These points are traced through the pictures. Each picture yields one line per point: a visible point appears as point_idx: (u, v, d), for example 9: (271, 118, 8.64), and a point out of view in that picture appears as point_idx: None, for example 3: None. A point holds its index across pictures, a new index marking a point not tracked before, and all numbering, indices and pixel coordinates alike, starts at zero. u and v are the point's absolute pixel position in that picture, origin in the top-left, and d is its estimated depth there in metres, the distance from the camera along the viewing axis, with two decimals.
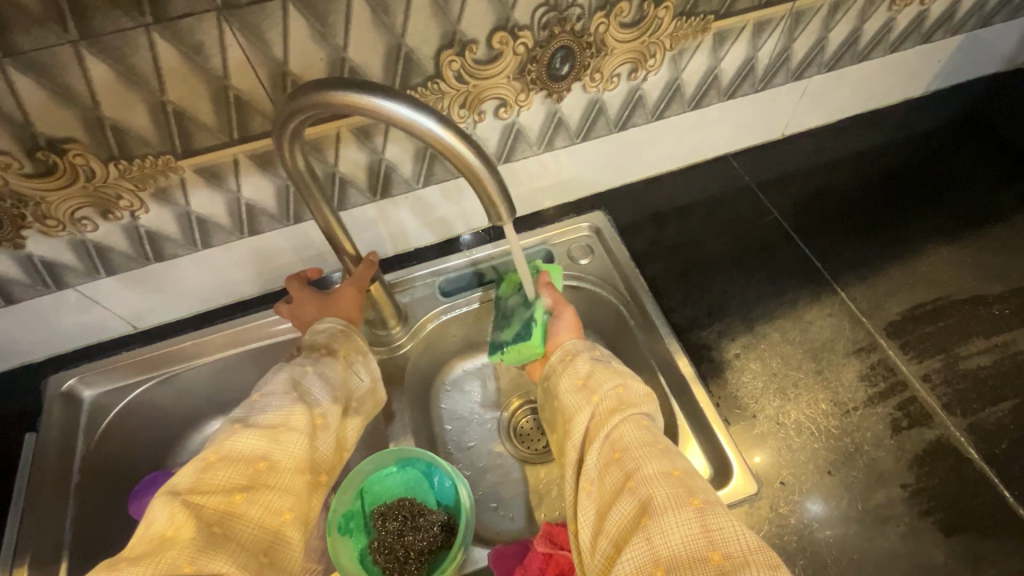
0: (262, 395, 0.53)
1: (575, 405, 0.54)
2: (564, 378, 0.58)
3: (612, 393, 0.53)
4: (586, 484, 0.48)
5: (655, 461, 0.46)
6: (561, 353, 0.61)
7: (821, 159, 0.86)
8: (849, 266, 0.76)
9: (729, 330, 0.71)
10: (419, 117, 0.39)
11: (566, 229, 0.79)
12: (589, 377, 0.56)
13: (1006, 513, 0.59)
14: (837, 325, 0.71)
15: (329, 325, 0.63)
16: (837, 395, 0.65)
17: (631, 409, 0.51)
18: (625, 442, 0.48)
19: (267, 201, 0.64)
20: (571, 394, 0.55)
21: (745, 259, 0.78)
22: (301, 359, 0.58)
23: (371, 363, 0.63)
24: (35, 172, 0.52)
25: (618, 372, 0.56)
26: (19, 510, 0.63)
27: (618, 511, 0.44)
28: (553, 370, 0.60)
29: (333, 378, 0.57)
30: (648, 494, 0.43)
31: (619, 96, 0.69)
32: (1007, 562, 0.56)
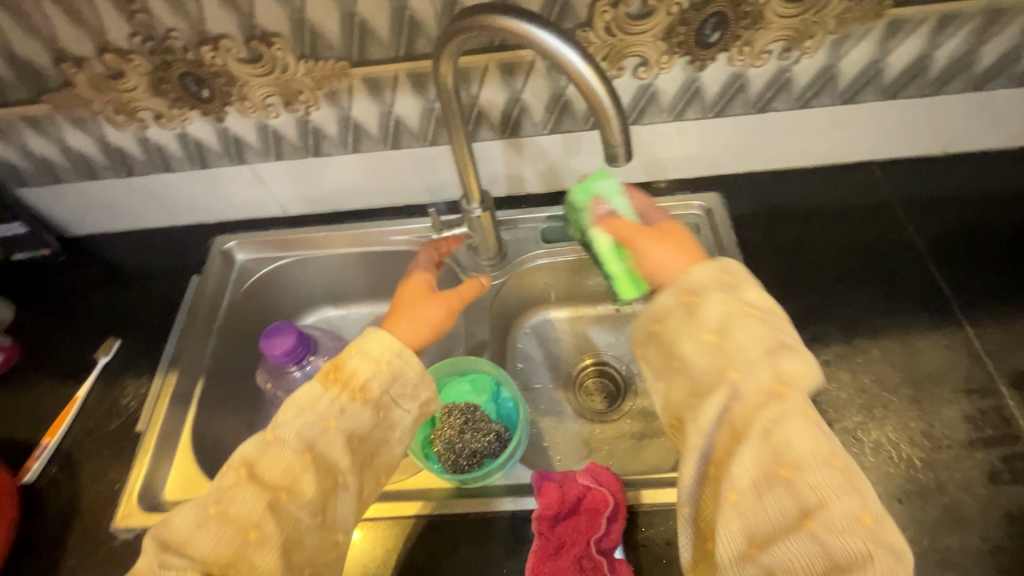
0: (276, 436, 0.46)
1: (707, 370, 0.45)
2: (686, 329, 0.47)
3: (768, 367, 0.43)
4: (732, 493, 0.41)
5: (841, 500, 0.39)
6: (679, 294, 0.49)
7: (984, 186, 0.77)
8: (985, 303, 0.68)
9: (824, 335, 0.68)
10: (579, 69, 0.42)
11: (677, 204, 0.79)
12: (723, 333, 0.45)
13: None
14: (952, 360, 0.65)
15: (383, 348, 0.50)
16: (930, 429, 0.61)
17: (795, 398, 0.43)
18: (797, 457, 0.41)
19: (412, 119, 0.71)
20: (702, 355, 0.46)
21: (863, 272, 0.73)
22: (326, 401, 0.47)
23: (422, 399, 0.51)
24: (247, 58, 0.63)
25: (761, 325, 0.45)
26: (179, 330, 0.78)
27: (789, 548, 0.39)
28: (664, 309, 0.49)
29: (357, 429, 0.47)
30: (836, 547, 0.38)
31: (765, 74, 0.67)
32: None
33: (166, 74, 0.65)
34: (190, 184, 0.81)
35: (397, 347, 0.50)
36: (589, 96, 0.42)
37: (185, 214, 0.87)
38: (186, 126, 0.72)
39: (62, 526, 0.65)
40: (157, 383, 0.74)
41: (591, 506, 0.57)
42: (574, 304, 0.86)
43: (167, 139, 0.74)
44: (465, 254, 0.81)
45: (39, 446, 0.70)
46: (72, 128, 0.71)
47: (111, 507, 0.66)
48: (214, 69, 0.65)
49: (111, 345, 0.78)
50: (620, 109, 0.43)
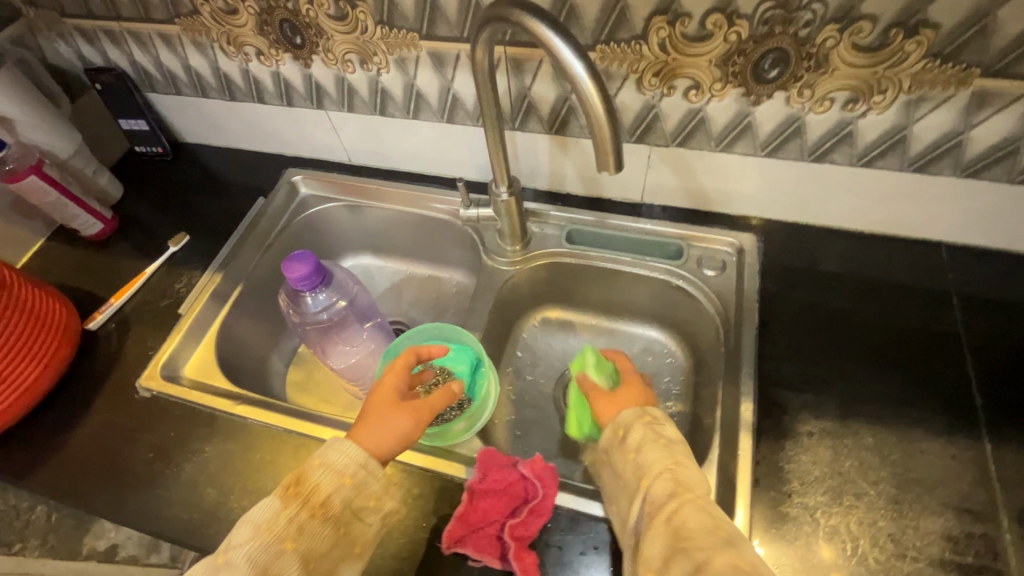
0: (227, 561, 0.48)
1: (631, 481, 0.53)
2: (617, 452, 0.56)
3: (664, 473, 0.51)
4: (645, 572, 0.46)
5: (721, 553, 0.43)
6: (614, 429, 0.58)
7: None
8: (1018, 425, 0.60)
9: (817, 406, 0.64)
10: (580, 76, 0.43)
11: (709, 237, 0.78)
12: (638, 451, 0.54)
13: None
14: (954, 472, 0.58)
15: (347, 462, 0.54)
16: (900, 534, 0.55)
17: (690, 493, 0.49)
18: (687, 528, 0.46)
19: (468, 99, 0.76)
20: (626, 472, 0.54)
21: (887, 355, 0.67)
22: (285, 523, 0.50)
23: (383, 509, 0.56)
24: (336, 16, 0.71)
25: (667, 447, 0.54)
26: (235, 240, 0.90)
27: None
28: (606, 443, 0.58)
29: (314, 549, 0.51)
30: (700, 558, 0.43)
31: (825, 123, 0.64)
32: None
33: (270, 18, 0.75)
34: (276, 119, 0.92)
35: (362, 460, 0.54)
36: (585, 103, 0.44)
37: (270, 144, 0.99)
38: (280, 66, 0.82)
39: (104, 371, 0.78)
40: (204, 279, 0.85)
41: (519, 494, 0.60)
42: (585, 311, 0.88)
43: (264, 75, 0.84)
44: (492, 236, 0.85)
45: (106, 304, 0.84)
46: (194, 51, 0.84)
47: (141, 367, 0.78)
48: (308, 21, 0.73)
49: (181, 238, 0.91)
50: (614, 122, 0.45)
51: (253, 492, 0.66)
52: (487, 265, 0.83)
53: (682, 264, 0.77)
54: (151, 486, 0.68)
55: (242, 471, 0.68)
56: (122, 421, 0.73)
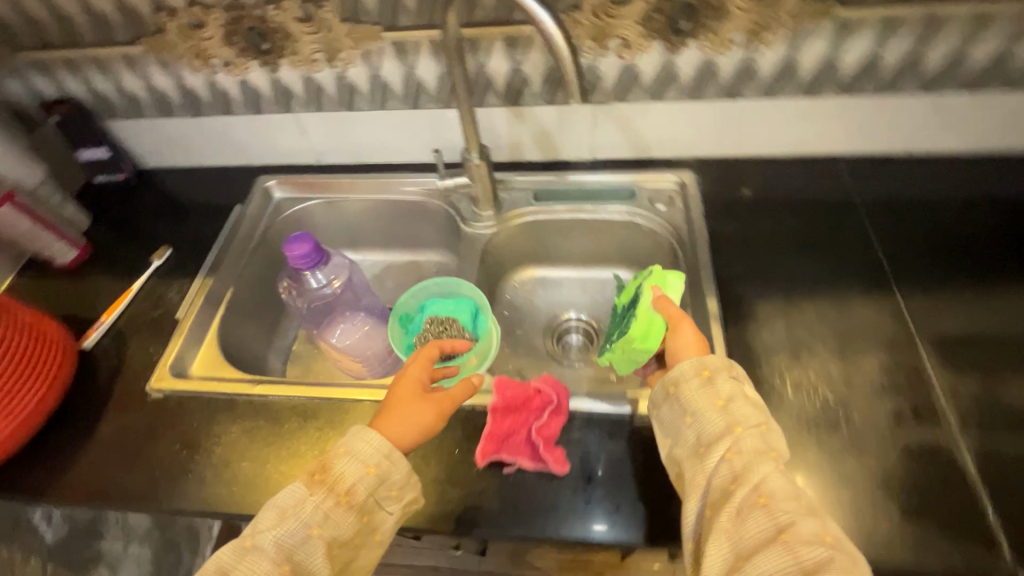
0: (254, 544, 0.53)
1: (713, 426, 0.54)
2: (699, 394, 0.56)
3: (755, 432, 0.53)
4: (726, 522, 0.49)
5: (807, 520, 0.48)
6: (696, 369, 0.57)
7: (937, 184, 0.85)
8: (918, 279, 0.76)
9: (767, 293, 0.77)
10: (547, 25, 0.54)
11: (654, 177, 0.90)
12: (729, 401, 0.55)
13: (979, 523, 0.57)
14: (878, 320, 0.72)
15: (370, 453, 0.57)
16: (847, 373, 0.68)
17: (778, 457, 0.52)
18: (771, 488, 0.50)
19: (430, 82, 0.85)
20: (711, 413, 0.55)
21: (813, 246, 0.81)
22: (310, 510, 0.54)
23: (405, 499, 0.59)
24: (302, 18, 0.79)
25: (756, 407, 0.55)
26: (220, 245, 0.93)
27: (751, 528, 0.48)
28: (682, 375, 0.58)
29: (337, 537, 0.54)
30: (806, 557, 0.46)
31: (732, 63, 0.78)
32: (953, 557, 0.55)
33: (236, 27, 0.81)
34: (243, 129, 0.97)
35: (385, 450, 0.58)
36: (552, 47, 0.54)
37: (237, 156, 1.03)
38: (248, 74, 0.87)
39: (108, 383, 0.79)
40: (195, 284, 0.88)
41: (536, 406, 0.67)
42: (559, 264, 0.98)
43: (231, 84, 0.89)
44: (465, 205, 0.94)
45: (98, 322, 0.85)
46: (158, 69, 0.88)
47: (148, 373, 0.80)
48: (274, 26, 0.80)
49: (164, 252, 0.93)
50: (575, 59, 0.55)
51: (286, 458, 0.69)
52: (466, 231, 0.92)
53: (636, 203, 0.89)
54: (183, 473, 0.70)
55: (273, 442, 0.71)
56: (137, 423, 0.75)
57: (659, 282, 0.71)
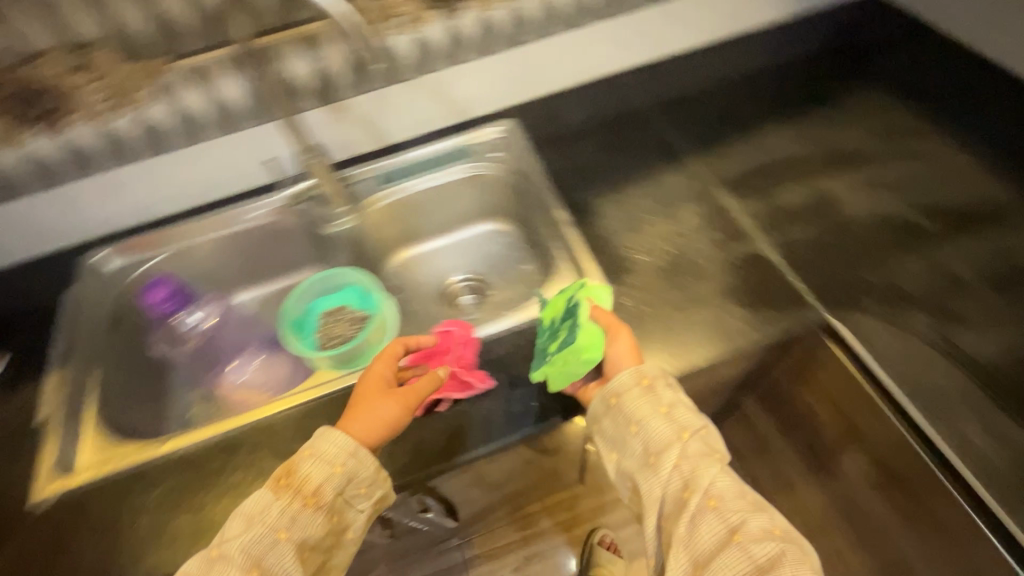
0: (219, 553, 0.56)
1: (661, 436, 0.62)
2: (642, 403, 0.64)
3: (698, 436, 0.62)
4: (682, 529, 0.58)
5: (757, 517, 0.58)
6: (635, 380, 0.65)
7: (693, 73, 1.06)
8: (700, 145, 0.95)
9: (600, 191, 0.91)
10: None
11: (479, 133, 1.00)
12: (671, 408, 0.63)
13: (794, 295, 0.74)
14: (683, 182, 0.90)
15: (336, 453, 0.60)
16: (675, 227, 0.84)
17: (718, 456, 0.61)
18: (718, 491, 0.59)
19: (240, 100, 0.85)
20: (659, 423, 0.62)
21: (621, 145, 0.98)
22: (277, 511, 0.57)
23: (374, 497, 0.62)
24: (75, 67, 0.75)
25: (693, 410, 0.64)
26: (63, 332, 0.84)
27: (706, 530, 0.57)
28: (623, 386, 0.65)
29: (307, 538, 0.58)
30: (758, 554, 0.56)
31: (504, 16, 0.90)
32: (780, 322, 0.72)
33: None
34: (48, 206, 0.89)
35: (350, 450, 0.60)
36: None
37: (48, 239, 0.93)
38: (25, 145, 0.79)
39: None
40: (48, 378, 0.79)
41: (447, 348, 0.74)
42: (429, 236, 1.04)
43: (7, 162, 0.80)
44: (317, 209, 0.95)
45: None
46: None
47: (23, 486, 0.70)
48: (43, 83, 0.75)
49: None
50: None
51: (228, 490, 0.68)
52: (329, 232, 0.95)
53: (472, 159, 0.99)
54: (110, 560, 0.64)
55: (204, 486, 0.68)
56: (30, 540, 0.66)
57: (591, 293, 0.73)
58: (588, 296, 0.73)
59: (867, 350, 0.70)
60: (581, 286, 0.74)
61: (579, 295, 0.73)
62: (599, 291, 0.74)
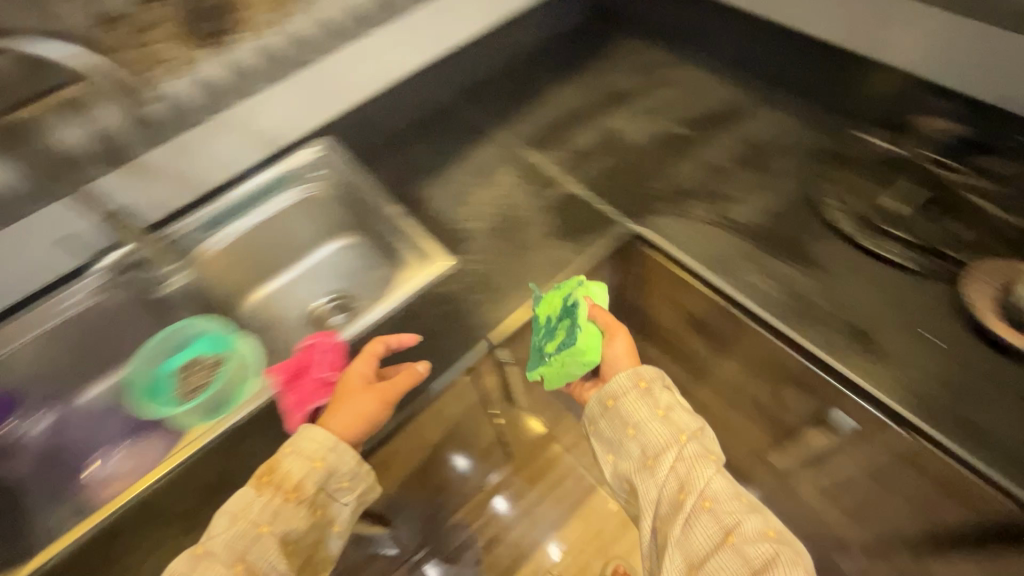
0: (206, 553, 0.61)
1: (658, 438, 0.68)
2: (640, 405, 0.70)
3: (695, 441, 0.68)
4: (674, 533, 0.63)
5: (751, 519, 0.63)
6: (634, 381, 0.71)
7: (485, 56, 1.14)
8: (501, 116, 1.06)
9: (424, 178, 0.99)
10: None
11: (298, 159, 1.00)
12: (668, 411, 0.70)
13: (599, 216, 0.87)
14: (494, 151, 1.00)
15: (315, 449, 0.65)
16: (495, 190, 0.94)
17: (717, 460, 0.67)
18: (712, 493, 0.64)
19: (13, 183, 0.79)
20: (655, 424, 0.68)
21: (434, 135, 1.07)
22: (260, 507, 0.63)
23: (357, 490, 0.67)
24: None
25: (692, 416, 0.70)
26: None
27: (700, 530, 0.62)
28: (621, 389, 0.71)
29: (290, 529, 0.63)
30: (752, 554, 0.60)
31: (282, 39, 0.90)
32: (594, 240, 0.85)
33: None
34: None
35: (329, 445, 0.65)
36: None
37: None
38: None
39: None
40: None
41: (309, 360, 0.75)
42: (279, 268, 1.03)
43: None
44: (135, 271, 0.90)
45: None
46: None
47: None
48: None
49: None
50: None
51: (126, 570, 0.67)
52: (164, 291, 0.92)
53: (299, 185, 0.99)
54: None
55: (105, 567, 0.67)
56: None
57: (587, 292, 0.76)
58: (585, 294, 0.76)
59: (664, 241, 0.83)
60: (580, 284, 0.77)
61: (575, 296, 0.76)
62: (595, 288, 0.77)
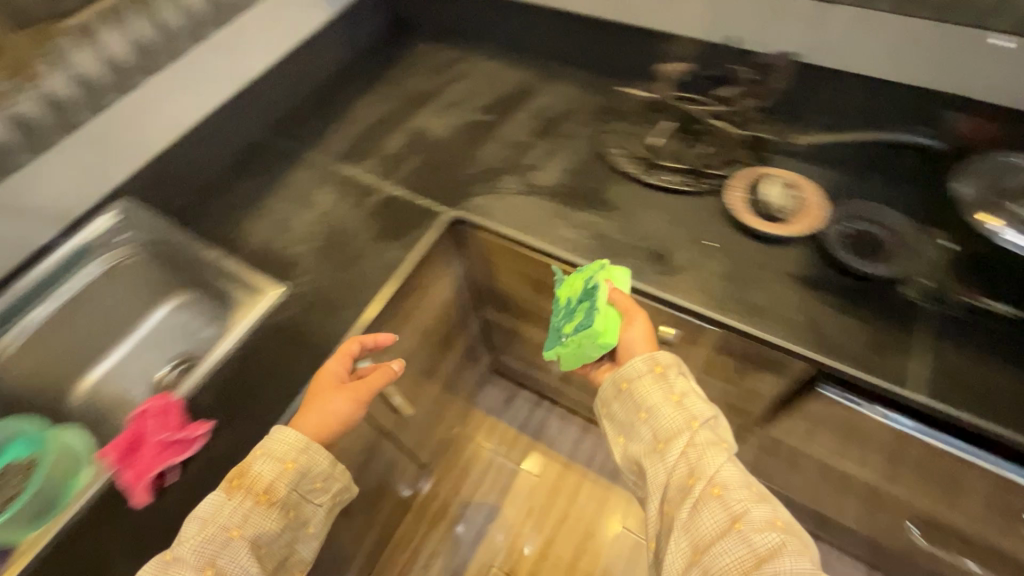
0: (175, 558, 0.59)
1: (671, 423, 0.63)
2: (654, 389, 0.65)
3: (706, 429, 0.62)
4: (680, 517, 0.58)
5: (761, 508, 0.57)
6: (649, 365, 0.67)
7: (283, 82, 1.12)
8: (310, 136, 1.06)
9: (243, 214, 0.96)
10: None
11: (96, 227, 0.92)
12: (683, 397, 0.64)
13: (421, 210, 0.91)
14: (309, 172, 1.00)
15: (286, 451, 0.64)
16: (316, 209, 0.94)
17: (729, 449, 0.61)
18: (723, 480, 0.59)
19: None
20: (665, 407, 0.64)
21: (246, 170, 1.03)
22: (231, 510, 0.61)
23: (330, 490, 0.68)
24: None
25: (708, 403, 0.64)
26: None
27: (708, 516, 0.57)
28: (636, 372, 0.67)
29: (261, 534, 0.62)
30: (759, 544, 0.55)
31: (36, 106, 0.82)
32: (418, 232, 0.89)
33: None
34: None
35: (301, 446, 0.64)
36: None
37: None
38: None
39: None
40: None
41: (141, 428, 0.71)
42: (104, 348, 0.93)
43: None
44: None
45: None
46: None
47: None
48: None
49: None
50: None
51: None
52: None
53: (102, 254, 0.92)
54: None
55: None
56: None
57: (609, 275, 0.74)
58: (605, 275, 0.74)
59: (483, 219, 0.89)
60: (603, 267, 0.75)
61: (596, 278, 0.74)
62: (618, 271, 0.75)
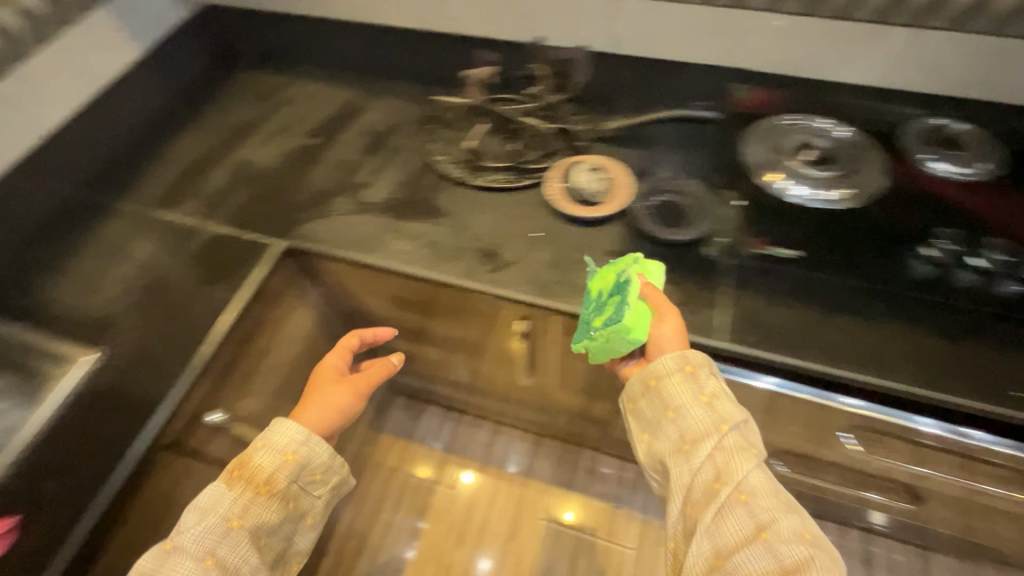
0: (177, 549, 0.60)
1: (700, 424, 0.60)
2: (683, 390, 0.62)
3: (736, 436, 0.59)
4: (705, 518, 0.55)
5: (789, 518, 0.54)
6: (680, 364, 0.64)
7: (89, 130, 1.02)
8: (122, 185, 0.98)
9: (46, 280, 0.86)
10: None
11: None
12: (714, 399, 0.61)
13: (246, 245, 0.87)
14: (122, 224, 0.93)
15: (287, 443, 0.68)
16: (131, 263, 0.87)
17: (759, 456, 0.58)
18: (750, 487, 0.55)
19: None
20: (694, 408, 0.61)
21: (52, 231, 0.92)
22: (231, 502, 0.63)
23: (327, 483, 0.71)
24: None
25: (741, 411, 0.61)
26: None
27: (732, 523, 0.54)
28: (665, 371, 0.64)
29: (260, 523, 0.65)
30: (784, 554, 0.51)
31: None
32: (245, 267, 0.85)
33: None
34: None
35: (301, 439, 0.68)
36: None
37: None
38: None
39: None
40: None
41: None
42: None
43: None
44: None
45: None
46: None
47: None
48: None
49: None
50: None
51: None
52: None
53: None
54: None
55: None
56: None
57: (642, 271, 0.72)
58: (637, 269, 0.72)
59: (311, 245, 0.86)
60: (636, 262, 0.73)
61: (630, 270, 0.72)
62: (651, 266, 0.73)
